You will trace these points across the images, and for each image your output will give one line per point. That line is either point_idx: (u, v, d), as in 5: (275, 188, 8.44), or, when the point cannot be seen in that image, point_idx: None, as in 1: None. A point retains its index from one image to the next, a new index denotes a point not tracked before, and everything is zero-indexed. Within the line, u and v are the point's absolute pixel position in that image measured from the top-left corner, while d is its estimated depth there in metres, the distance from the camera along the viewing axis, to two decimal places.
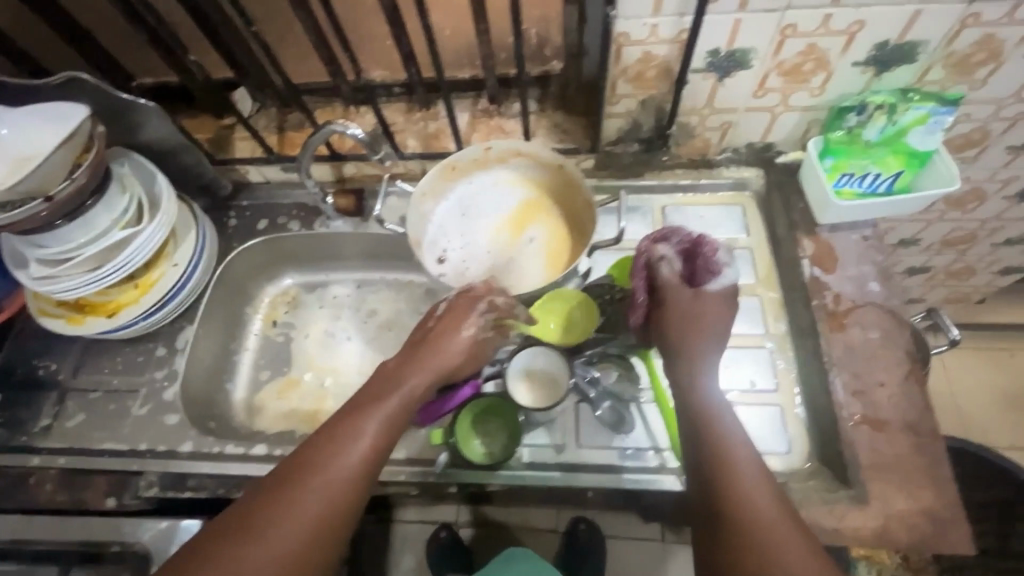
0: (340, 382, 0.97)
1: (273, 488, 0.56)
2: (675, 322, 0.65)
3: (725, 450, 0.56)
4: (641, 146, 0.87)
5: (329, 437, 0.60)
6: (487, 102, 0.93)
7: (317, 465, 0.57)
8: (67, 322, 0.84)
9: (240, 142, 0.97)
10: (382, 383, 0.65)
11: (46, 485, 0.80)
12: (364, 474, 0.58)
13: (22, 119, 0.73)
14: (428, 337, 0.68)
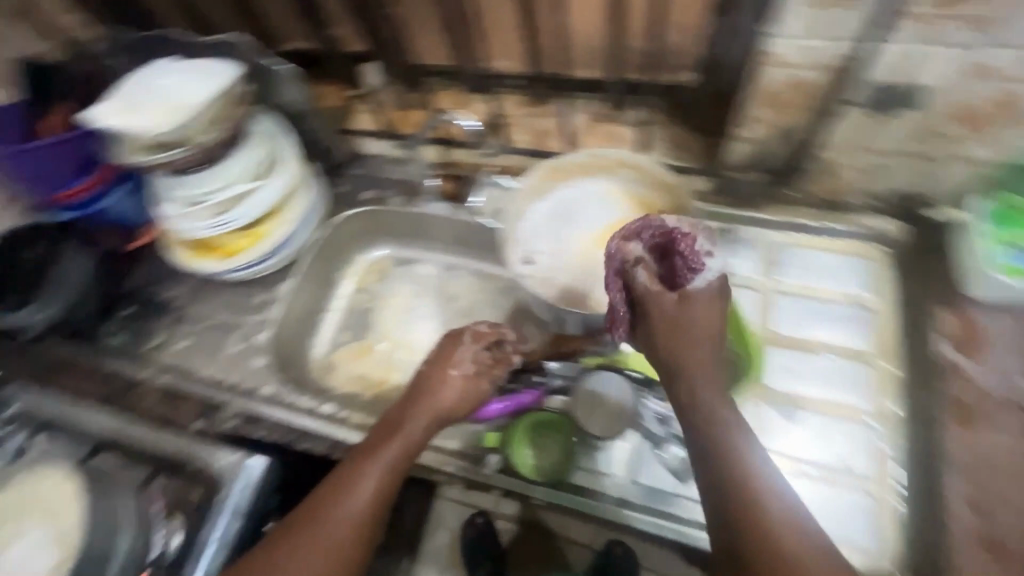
0: (410, 358, 1.00)
1: (287, 538, 0.61)
2: (672, 340, 0.58)
3: (758, 495, 0.52)
4: (768, 176, 0.79)
5: (333, 485, 0.64)
6: (604, 107, 0.89)
7: (322, 514, 0.62)
8: (190, 257, 0.93)
9: (361, 114, 1.02)
10: (383, 429, 0.68)
11: (149, 397, 0.90)
12: (367, 519, 0.62)
13: (176, 71, 0.80)
14: (424, 383, 0.71)
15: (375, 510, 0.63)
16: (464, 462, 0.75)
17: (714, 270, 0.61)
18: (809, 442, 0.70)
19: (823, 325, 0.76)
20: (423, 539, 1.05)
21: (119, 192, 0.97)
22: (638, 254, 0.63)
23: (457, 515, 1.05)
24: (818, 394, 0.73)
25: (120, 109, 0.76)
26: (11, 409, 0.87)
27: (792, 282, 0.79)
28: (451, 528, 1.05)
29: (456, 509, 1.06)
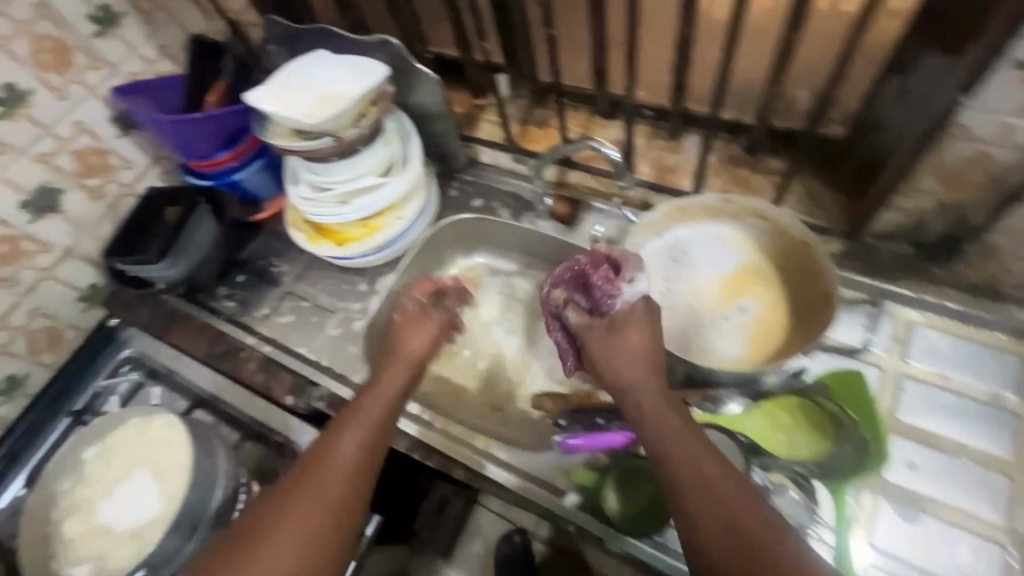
0: (492, 369, 1.00)
1: (281, 491, 0.63)
2: (606, 368, 0.65)
3: (714, 498, 0.55)
4: (917, 250, 0.73)
5: (324, 441, 0.66)
6: (740, 150, 0.85)
7: (316, 464, 0.64)
8: (307, 238, 0.97)
9: (486, 124, 1.04)
10: (364, 390, 0.72)
11: (249, 363, 0.95)
12: (362, 462, 0.65)
13: (332, 66, 0.85)
14: (403, 351, 0.77)
15: (368, 454, 0.66)
16: (544, 490, 0.76)
17: (635, 291, 0.69)
18: (928, 547, 0.64)
19: (952, 422, 0.70)
20: (459, 543, 1.04)
21: (253, 167, 1.03)
22: (562, 293, 0.74)
23: (495, 526, 1.05)
24: (942, 496, 0.66)
25: (278, 96, 0.82)
26: (126, 350, 1.03)
27: (922, 368, 0.72)
28: (487, 539, 1.04)
29: (494, 520, 1.05)
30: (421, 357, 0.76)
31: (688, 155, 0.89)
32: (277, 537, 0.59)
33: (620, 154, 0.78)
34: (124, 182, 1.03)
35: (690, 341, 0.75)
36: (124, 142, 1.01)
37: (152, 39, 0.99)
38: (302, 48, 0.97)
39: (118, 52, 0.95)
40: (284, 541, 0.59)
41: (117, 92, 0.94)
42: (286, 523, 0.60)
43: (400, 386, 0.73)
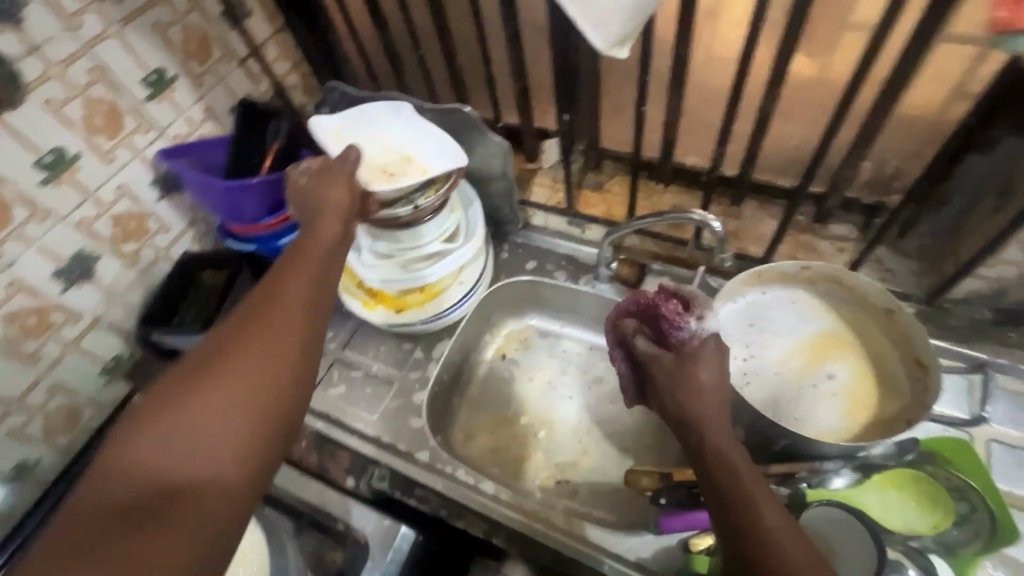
0: (553, 439, 0.94)
1: (231, 327, 0.52)
2: (671, 393, 0.61)
3: (775, 550, 0.47)
4: (995, 315, 0.75)
5: (262, 294, 0.55)
6: (805, 217, 0.88)
7: (262, 311, 0.52)
8: (360, 304, 0.93)
9: (539, 187, 1.04)
10: (293, 249, 0.62)
11: (301, 441, 0.88)
12: (312, 308, 0.56)
13: (411, 129, 0.84)
14: (320, 210, 0.68)
15: (314, 299, 0.57)
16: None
17: (708, 329, 0.65)
18: None
19: None
20: None
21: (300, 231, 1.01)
22: (632, 321, 0.72)
23: None
24: None
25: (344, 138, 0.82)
26: None
27: (1010, 432, 0.72)
28: None
29: None
30: (343, 218, 0.68)
31: (751, 220, 0.91)
32: (248, 353, 0.49)
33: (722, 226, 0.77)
34: (160, 245, 0.97)
35: (782, 411, 0.73)
36: (163, 206, 0.96)
37: (200, 101, 0.95)
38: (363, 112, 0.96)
39: (168, 115, 0.92)
40: (246, 382, 0.47)
41: (165, 154, 0.91)
42: (244, 363, 0.48)
43: (332, 240, 0.65)
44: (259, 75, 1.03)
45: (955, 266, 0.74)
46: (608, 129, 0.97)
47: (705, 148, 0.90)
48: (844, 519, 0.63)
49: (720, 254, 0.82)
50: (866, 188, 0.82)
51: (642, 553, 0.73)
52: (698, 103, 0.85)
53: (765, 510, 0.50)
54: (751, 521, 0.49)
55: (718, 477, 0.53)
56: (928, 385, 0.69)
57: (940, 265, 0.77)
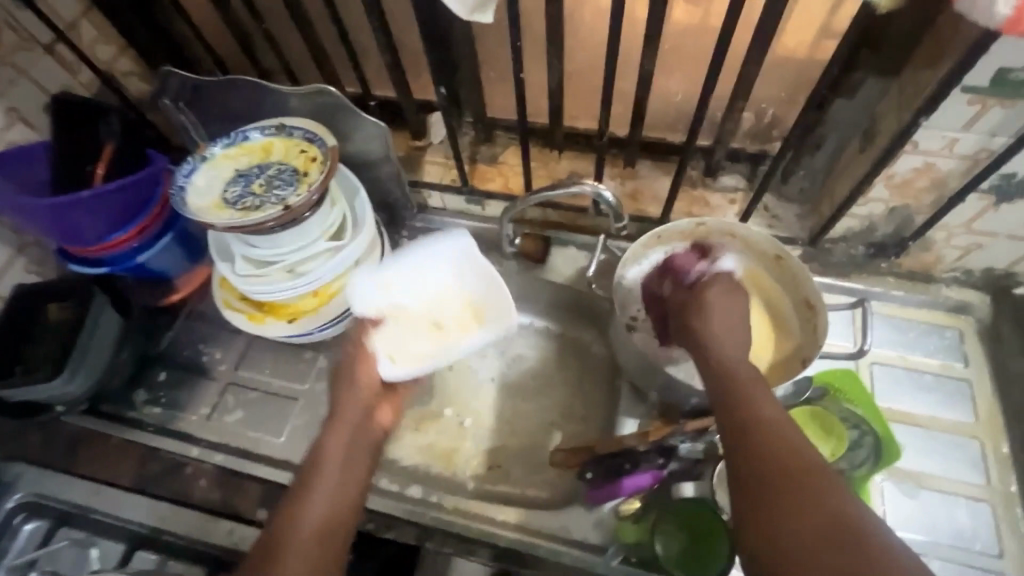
0: (480, 427, 0.87)
1: (266, 543, 0.62)
2: (702, 318, 0.66)
3: (767, 427, 0.54)
4: (869, 249, 0.81)
5: (288, 511, 0.64)
6: (697, 171, 0.88)
7: (285, 537, 0.61)
8: (247, 318, 0.83)
9: (430, 165, 0.97)
10: (313, 464, 0.69)
11: (200, 480, 0.79)
12: (332, 521, 0.64)
13: (465, 297, 0.78)
14: (344, 402, 0.73)
15: (336, 509, 0.65)
16: (585, 552, 0.72)
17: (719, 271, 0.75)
18: (934, 518, 0.71)
19: (921, 396, 0.78)
20: None
21: (161, 245, 0.88)
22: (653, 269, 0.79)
23: None
24: (933, 468, 0.74)
25: (395, 293, 0.79)
26: (15, 497, 0.79)
27: (887, 353, 0.80)
28: None
29: None
30: (361, 416, 0.73)
31: (646, 179, 0.90)
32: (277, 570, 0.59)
33: (615, 198, 0.76)
34: None
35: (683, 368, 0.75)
36: None
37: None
38: (215, 102, 0.84)
39: None
40: None
41: None
42: None
43: (352, 431, 0.72)
44: (75, 63, 0.86)
45: (832, 208, 0.78)
46: (494, 98, 0.92)
47: (594, 110, 0.87)
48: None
49: (617, 224, 0.78)
50: (748, 138, 0.84)
51: (576, 528, 0.73)
52: (581, 64, 0.82)
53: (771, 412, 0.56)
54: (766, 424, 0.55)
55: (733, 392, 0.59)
56: (817, 330, 0.72)
57: (820, 206, 0.81)
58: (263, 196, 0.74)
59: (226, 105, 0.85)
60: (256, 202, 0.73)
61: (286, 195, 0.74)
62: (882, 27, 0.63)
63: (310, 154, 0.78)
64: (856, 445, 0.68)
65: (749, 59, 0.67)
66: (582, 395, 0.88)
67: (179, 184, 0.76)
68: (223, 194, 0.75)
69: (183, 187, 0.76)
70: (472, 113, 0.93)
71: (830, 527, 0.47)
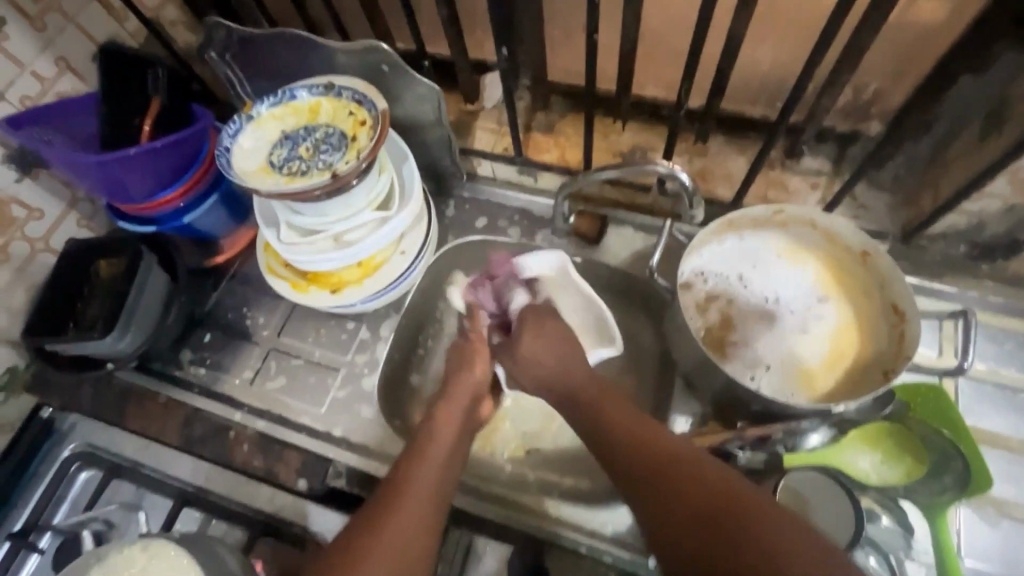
0: (521, 405, 0.82)
1: (380, 499, 0.61)
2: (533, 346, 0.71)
3: (637, 441, 0.59)
4: (971, 250, 0.72)
5: (398, 479, 0.62)
6: (778, 152, 0.80)
7: (400, 490, 0.61)
8: (291, 287, 0.81)
9: (482, 132, 0.91)
10: (422, 434, 0.67)
11: (243, 445, 0.80)
12: (439, 494, 0.62)
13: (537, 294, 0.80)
14: (456, 382, 0.73)
15: (444, 477, 0.64)
16: (626, 550, 0.70)
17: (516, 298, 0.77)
18: (1016, 552, 0.65)
19: (1012, 417, 0.70)
20: None
21: (206, 206, 0.85)
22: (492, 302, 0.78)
23: None
24: (1021, 498, 0.66)
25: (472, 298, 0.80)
26: (69, 446, 0.83)
27: (977, 366, 0.71)
28: None
29: None
30: (472, 394, 0.72)
31: (718, 157, 0.82)
32: (395, 521, 0.59)
33: (691, 179, 0.67)
34: (34, 235, 0.82)
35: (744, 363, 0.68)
36: (27, 187, 0.79)
37: (47, 51, 0.76)
38: (262, 56, 0.80)
39: (4, 72, 0.73)
40: (388, 545, 0.57)
41: (8, 125, 0.70)
42: (390, 534, 0.58)
43: (461, 414, 0.70)
44: (122, 10, 0.83)
45: (934, 202, 0.69)
46: (556, 60, 0.84)
47: (666, 78, 0.79)
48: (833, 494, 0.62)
49: (690, 209, 0.70)
50: (840, 116, 0.74)
51: (617, 527, 0.72)
52: (657, 24, 0.73)
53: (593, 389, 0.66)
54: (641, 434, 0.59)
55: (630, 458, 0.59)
56: (907, 340, 0.65)
57: (919, 199, 0.72)
58: (311, 160, 0.71)
59: (274, 59, 0.80)
60: (305, 172, 0.70)
61: (334, 161, 0.70)
62: None
63: (358, 117, 0.73)
64: (942, 472, 0.62)
65: (863, 25, 0.58)
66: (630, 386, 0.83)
67: (225, 145, 0.73)
68: (269, 157, 0.72)
69: (228, 149, 0.73)
70: (531, 76, 0.86)
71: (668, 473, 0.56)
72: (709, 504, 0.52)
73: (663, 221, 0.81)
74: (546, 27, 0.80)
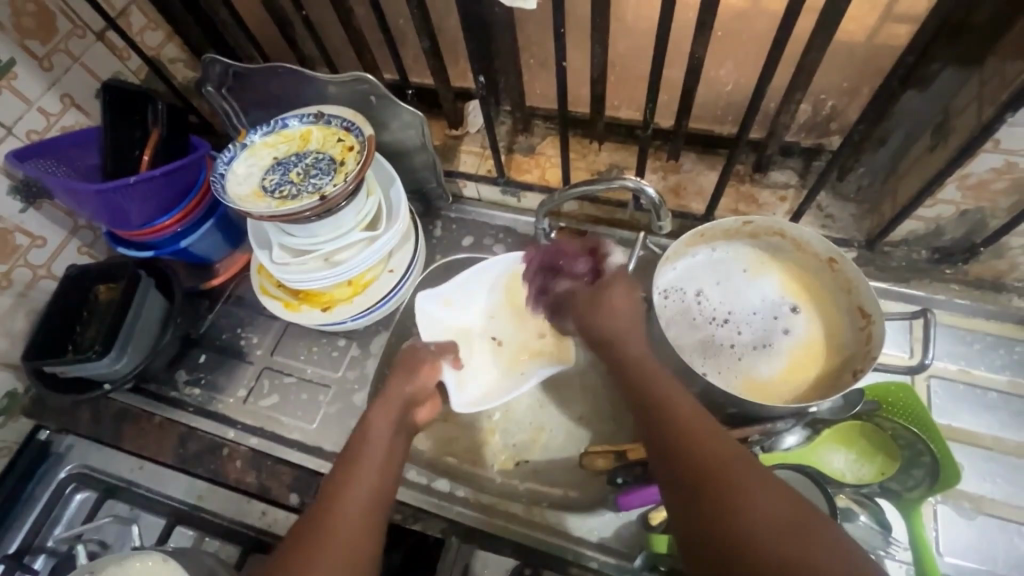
0: (509, 419, 0.82)
1: (314, 520, 0.59)
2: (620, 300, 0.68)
3: (648, 409, 0.59)
4: (933, 254, 0.75)
5: (334, 490, 0.61)
6: (746, 167, 0.84)
7: (332, 503, 0.60)
8: (284, 306, 0.83)
9: (466, 155, 0.96)
10: (355, 443, 0.66)
11: (236, 461, 0.81)
12: (378, 500, 0.61)
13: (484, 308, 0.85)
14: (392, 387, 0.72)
15: (383, 482, 0.63)
16: (614, 556, 0.72)
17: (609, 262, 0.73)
18: (991, 547, 0.66)
19: (984, 415, 0.71)
20: None
21: (202, 229, 0.89)
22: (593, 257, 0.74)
23: None
24: (995, 493, 0.68)
25: (453, 308, 0.84)
26: (67, 468, 0.85)
27: (946, 367, 0.74)
28: None
29: None
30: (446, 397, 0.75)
31: (690, 173, 0.86)
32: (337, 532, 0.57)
33: (659, 192, 0.71)
34: (36, 263, 0.85)
35: (722, 370, 0.71)
36: (31, 217, 0.83)
37: (53, 88, 0.81)
38: (257, 89, 0.84)
39: (12, 108, 0.77)
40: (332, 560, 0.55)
41: (15, 159, 0.74)
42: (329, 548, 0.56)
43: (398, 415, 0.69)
44: (125, 49, 0.88)
45: (893, 210, 0.73)
46: (534, 86, 0.89)
47: (637, 100, 0.84)
48: (811, 491, 0.62)
49: (658, 222, 0.73)
50: (803, 132, 0.79)
51: (602, 533, 0.74)
52: (625, 51, 0.78)
53: (638, 361, 0.64)
54: (682, 435, 0.55)
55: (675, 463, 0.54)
56: (873, 343, 0.68)
57: (880, 207, 0.76)
58: (301, 184, 0.75)
59: (267, 92, 0.84)
60: (296, 195, 0.73)
61: (323, 184, 0.74)
62: (966, 8, 0.57)
63: (347, 143, 0.77)
64: (913, 468, 0.64)
65: (811, 47, 0.62)
66: None
67: (220, 171, 0.77)
68: (262, 182, 0.76)
69: (223, 175, 0.77)
70: (511, 102, 0.91)
71: (673, 447, 0.55)
72: (692, 478, 0.52)
73: (638, 234, 0.85)
74: (523, 55, 0.85)
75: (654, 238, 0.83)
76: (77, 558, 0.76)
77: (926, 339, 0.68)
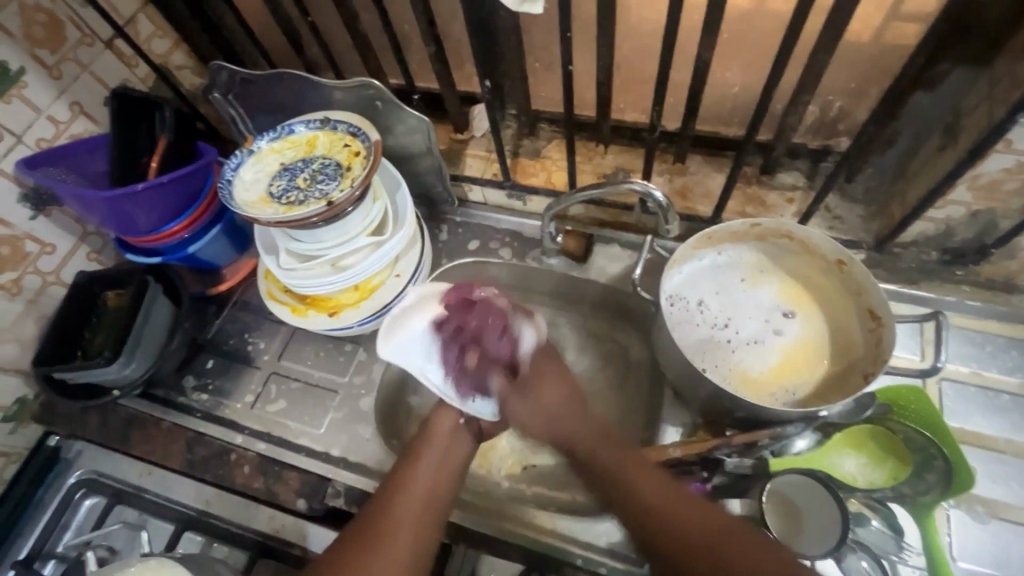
0: None
1: (372, 517, 0.63)
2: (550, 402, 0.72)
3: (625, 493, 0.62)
4: (943, 255, 0.75)
5: (395, 484, 0.65)
6: (753, 169, 0.83)
7: (392, 498, 0.63)
8: (291, 311, 0.83)
9: (472, 159, 0.96)
10: (415, 442, 0.70)
11: (243, 467, 0.81)
12: (434, 498, 0.65)
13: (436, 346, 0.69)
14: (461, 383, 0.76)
15: (442, 480, 0.66)
16: (623, 562, 0.71)
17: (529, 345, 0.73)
18: (1005, 552, 0.65)
19: (998, 418, 0.71)
20: None
21: (209, 235, 0.89)
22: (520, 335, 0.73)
23: None
24: (1010, 498, 0.67)
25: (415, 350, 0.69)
26: (76, 473, 0.85)
27: (958, 369, 0.73)
28: None
29: None
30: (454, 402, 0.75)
31: (697, 176, 0.86)
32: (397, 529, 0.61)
33: (666, 196, 0.71)
34: (45, 269, 0.86)
35: (727, 373, 0.71)
36: (40, 224, 0.84)
37: (62, 96, 0.82)
38: (264, 96, 0.85)
39: (22, 117, 0.78)
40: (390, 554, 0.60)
41: (26, 167, 0.75)
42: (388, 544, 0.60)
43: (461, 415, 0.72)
44: (133, 57, 0.88)
45: (902, 211, 0.72)
46: (539, 90, 0.89)
47: (643, 102, 0.84)
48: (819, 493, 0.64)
49: (665, 225, 0.73)
50: (811, 133, 0.78)
51: (611, 538, 0.72)
52: (631, 53, 0.78)
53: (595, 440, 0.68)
54: (664, 514, 0.59)
55: (630, 506, 0.61)
56: (881, 344, 0.67)
57: (889, 208, 0.75)
58: (308, 190, 0.75)
59: (273, 98, 0.85)
60: (303, 202, 0.73)
61: (330, 190, 0.74)
62: (976, 7, 0.57)
63: (353, 148, 0.77)
64: (925, 472, 0.63)
65: (818, 47, 0.62)
66: (624, 398, 0.84)
67: (227, 177, 0.77)
68: (269, 188, 0.76)
69: (230, 181, 0.77)
70: (516, 106, 0.91)
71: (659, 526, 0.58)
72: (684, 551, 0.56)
73: (644, 237, 0.85)
74: (528, 59, 0.85)
75: (661, 241, 0.83)
76: (87, 563, 0.77)
77: (937, 341, 0.67)
